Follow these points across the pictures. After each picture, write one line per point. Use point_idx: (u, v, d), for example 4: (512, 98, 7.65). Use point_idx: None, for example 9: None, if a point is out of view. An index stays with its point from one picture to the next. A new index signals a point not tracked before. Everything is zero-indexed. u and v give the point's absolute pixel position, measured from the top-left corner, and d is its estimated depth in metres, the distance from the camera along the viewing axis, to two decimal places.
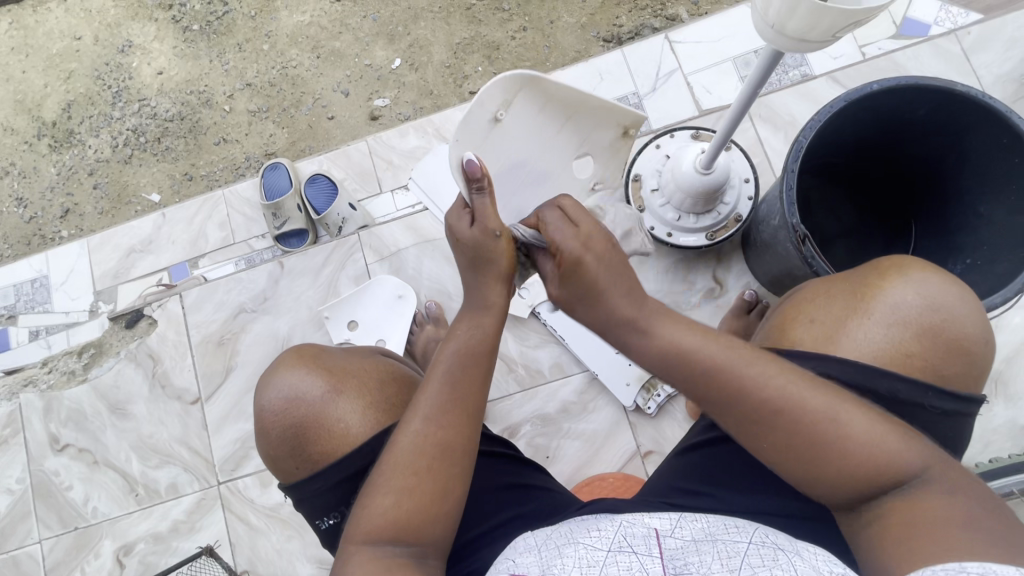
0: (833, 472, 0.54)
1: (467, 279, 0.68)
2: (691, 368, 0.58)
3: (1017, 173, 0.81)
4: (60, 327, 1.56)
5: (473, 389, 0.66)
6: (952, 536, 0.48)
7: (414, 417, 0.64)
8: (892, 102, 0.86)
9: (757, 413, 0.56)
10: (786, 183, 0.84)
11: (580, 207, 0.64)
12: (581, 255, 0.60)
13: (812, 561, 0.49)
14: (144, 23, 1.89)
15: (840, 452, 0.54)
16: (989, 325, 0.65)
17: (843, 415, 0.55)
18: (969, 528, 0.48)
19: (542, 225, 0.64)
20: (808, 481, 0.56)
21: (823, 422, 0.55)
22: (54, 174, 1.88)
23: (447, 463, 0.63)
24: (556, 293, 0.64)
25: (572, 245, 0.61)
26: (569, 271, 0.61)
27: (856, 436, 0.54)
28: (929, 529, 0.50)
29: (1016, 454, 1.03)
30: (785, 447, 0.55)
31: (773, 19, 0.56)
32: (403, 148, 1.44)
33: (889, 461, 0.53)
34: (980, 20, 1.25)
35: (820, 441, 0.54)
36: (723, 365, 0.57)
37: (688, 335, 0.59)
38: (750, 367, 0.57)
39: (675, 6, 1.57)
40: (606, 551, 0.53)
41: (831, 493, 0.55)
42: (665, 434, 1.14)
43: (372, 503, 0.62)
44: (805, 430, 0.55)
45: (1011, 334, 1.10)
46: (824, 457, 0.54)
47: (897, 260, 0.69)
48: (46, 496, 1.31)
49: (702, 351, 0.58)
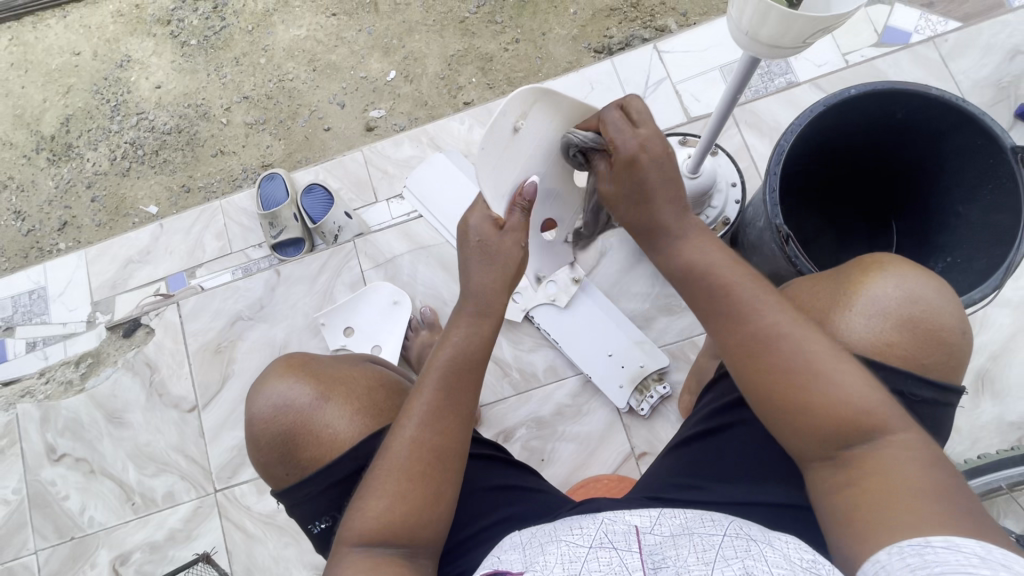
0: (808, 416, 0.55)
1: (468, 279, 0.67)
2: (710, 286, 0.61)
3: (992, 172, 0.83)
4: (57, 337, 1.56)
5: (468, 390, 0.67)
6: (921, 500, 0.50)
7: (408, 420, 0.65)
8: (870, 106, 0.89)
9: (755, 340, 0.58)
10: (769, 185, 0.87)
11: (646, 109, 0.63)
12: (636, 153, 0.61)
13: (784, 550, 0.50)
14: (143, 38, 1.92)
15: (825, 396, 0.55)
16: (966, 318, 0.67)
17: (833, 362, 0.56)
18: (931, 498, 0.50)
19: (604, 123, 0.64)
20: (783, 426, 0.57)
21: (810, 364, 0.56)
22: (52, 187, 1.90)
23: (440, 464, 0.64)
24: (607, 189, 0.65)
25: (629, 143, 0.61)
26: (622, 165, 0.62)
27: (841, 386, 0.55)
28: (897, 494, 0.51)
29: (1003, 450, 1.04)
30: (772, 388, 0.57)
31: (747, 27, 0.59)
32: (398, 157, 1.47)
33: (871, 418, 0.54)
34: (959, 28, 1.29)
35: (806, 382, 0.55)
36: (737, 289, 0.59)
37: (712, 254, 0.62)
38: (760, 298, 0.59)
39: (663, 17, 1.61)
40: (587, 547, 0.53)
41: (810, 438, 0.56)
42: (659, 435, 1.15)
43: (366, 504, 0.63)
44: (794, 371, 0.56)
45: (995, 332, 1.12)
46: (807, 399, 0.55)
47: (877, 256, 0.71)
48: (41, 506, 1.31)
49: (721, 269, 0.61)
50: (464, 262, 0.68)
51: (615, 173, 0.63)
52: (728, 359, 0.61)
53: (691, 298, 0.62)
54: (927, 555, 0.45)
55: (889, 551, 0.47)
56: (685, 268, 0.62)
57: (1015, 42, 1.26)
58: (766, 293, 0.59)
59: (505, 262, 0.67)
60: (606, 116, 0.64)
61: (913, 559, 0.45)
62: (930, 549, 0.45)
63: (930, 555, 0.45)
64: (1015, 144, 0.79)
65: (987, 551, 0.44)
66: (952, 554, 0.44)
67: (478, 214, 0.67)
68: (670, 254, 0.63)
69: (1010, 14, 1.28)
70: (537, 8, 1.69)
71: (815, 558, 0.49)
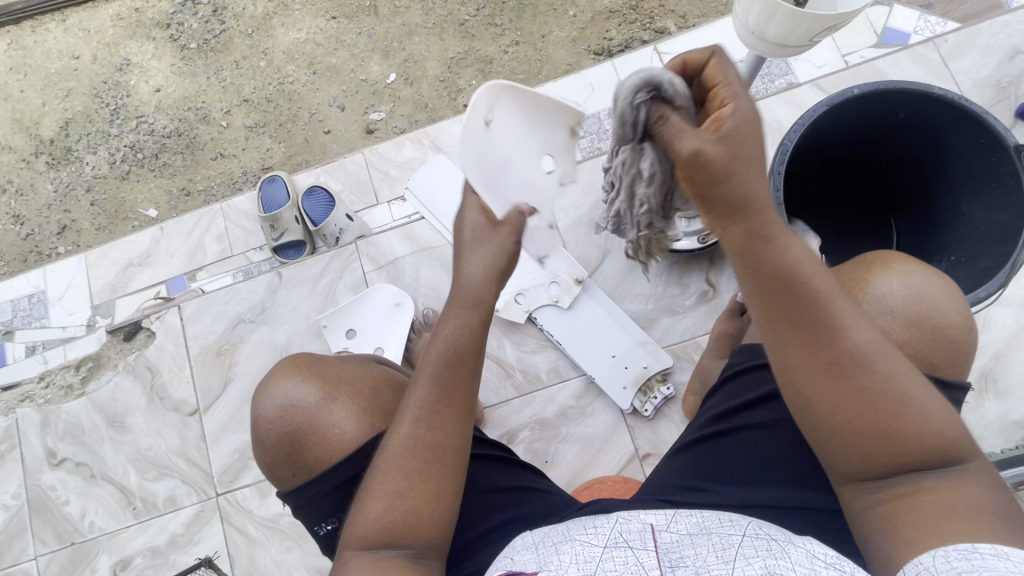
0: (887, 440, 0.52)
1: (462, 272, 0.65)
2: (806, 297, 0.52)
3: (995, 171, 0.84)
4: (56, 342, 1.55)
5: (461, 385, 0.65)
6: (970, 512, 0.50)
7: (403, 420, 0.64)
8: (873, 106, 0.89)
9: (853, 358, 0.52)
10: (773, 185, 0.86)
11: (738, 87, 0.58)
12: (749, 120, 0.53)
13: (806, 548, 0.50)
14: (142, 42, 1.92)
15: (916, 421, 0.51)
16: (971, 315, 0.67)
17: (920, 388, 0.52)
18: (978, 509, 0.50)
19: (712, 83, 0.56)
20: (857, 445, 0.53)
21: (904, 388, 0.52)
22: (51, 191, 1.89)
23: (438, 462, 0.63)
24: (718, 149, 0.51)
25: (742, 108, 0.53)
26: (735, 128, 0.52)
27: (929, 412, 0.52)
28: (953, 512, 0.50)
29: (1009, 449, 1.04)
30: (862, 408, 0.52)
31: (753, 25, 0.59)
32: (400, 160, 1.47)
33: (947, 441, 0.52)
34: (958, 29, 1.30)
35: (899, 407, 0.51)
36: (837, 301, 0.52)
37: (808, 262, 0.53)
38: (854, 311, 0.53)
39: (663, 19, 1.61)
40: (602, 546, 0.54)
41: (882, 463, 0.53)
42: (663, 436, 1.15)
43: (366, 508, 0.62)
44: (887, 392, 0.52)
45: (998, 331, 1.12)
46: (897, 425, 0.52)
47: (880, 254, 0.71)
48: (42, 511, 1.30)
49: (817, 278, 0.53)
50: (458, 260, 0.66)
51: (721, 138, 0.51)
52: (819, 378, 0.53)
53: (780, 308, 0.53)
54: (973, 559, 0.46)
55: (933, 554, 0.48)
56: (783, 266, 0.53)
57: (1014, 42, 1.27)
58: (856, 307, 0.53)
59: (498, 251, 0.65)
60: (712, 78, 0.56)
61: (960, 562, 0.46)
62: (978, 555, 0.46)
63: (976, 559, 0.46)
64: (1018, 143, 0.79)
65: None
66: (1001, 561, 0.45)
67: (472, 207, 0.66)
68: (766, 254, 0.52)
69: (1008, 15, 1.29)
70: (537, 11, 1.70)
71: (838, 555, 0.49)
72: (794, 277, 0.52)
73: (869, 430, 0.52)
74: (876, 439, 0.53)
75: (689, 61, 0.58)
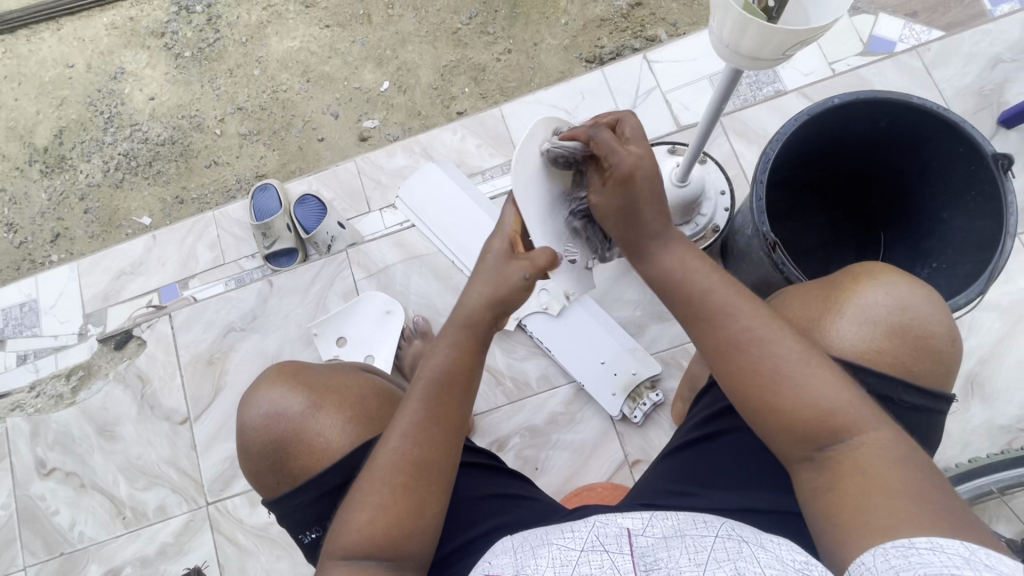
0: (787, 418, 0.56)
1: (467, 297, 0.67)
2: (687, 296, 0.62)
3: (973, 180, 0.85)
4: (48, 351, 1.55)
5: (454, 403, 0.66)
6: (900, 503, 0.50)
7: (394, 432, 0.65)
8: (855, 115, 0.90)
9: (730, 346, 0.59)
10: (755, 193, 0.87)
11: (638, 128, 0.63)
12: (632, 170, 0.61)
13: (776, 552, 0.51)
14: (136, 51, 1.93)
15: (798, 398, 0.56)
16: (954, 326, 0.68)
17: (802, 369, 0.56)
18: (921, 502, 0.50)
19: (594, 142, 0.63)
20: (769, 426, 0.58)
21: (781, 369, 0.57)
22: (45, 200, 1.90)
23: (425, 475, 0.64)
24: (600, 203, 0.65)
25: (625, 160, 0.61)
26: (618, 181, 0.62)
27: (814, 386, 0.56)
28: (882, 492, 0.51)
29: (995, 453, 1.05)
30: (751, 391, 0.58)
31: (728, 39, 0.60)
32: (392, 167, 1.48)
33: (842, 416, 0.55)
34: (941, 37, 1.32)
35: (776, 385, 0.57)
36: (714, 296, 0.60)
37: (692, 265, 0.62)
38: (737, 301, 0.60)
39: (653, 28, 1.63)
40: (579, 550, 0.53)
41: (786, 439, 0.57)
42: (652, 442, 1.15)
43: (354, 517, 0.62)
44: (766, 375, 0.57)
45: (983, 335, 1.13)
46: (781, 403, 0.56)
47: (867, 264, 0.72)
48: (32, 521, 1.29)
49: (699, 278, 0.61)
50: (469, 287, 0.67)
51: (609, 190, 0.63)
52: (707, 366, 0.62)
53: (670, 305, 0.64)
54: (910, 556, 0.45)
55: (874, 553, 0.47)
56: (665, 276, 0.63)
57: (997, 51, 1.29)
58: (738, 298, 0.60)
59: (503, 283, 0.65)
60: (597, 134, 0.63)
61: (899, 560, 0.45)
62: (915, 551, 0.45)
63: (913, 556, 0.45)
64: (996, 152, 0.80)
65: (971, 552, 0.43)
66: (936, 556, 0.44)
67: (497, 240, 0.68)
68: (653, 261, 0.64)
69: (991, 24, 1.31)
70: (529, 19, 1.71)
71: (808, 560, 0.50)
72: (673, 284, 0.63)
73: (759, 411, 0.58)
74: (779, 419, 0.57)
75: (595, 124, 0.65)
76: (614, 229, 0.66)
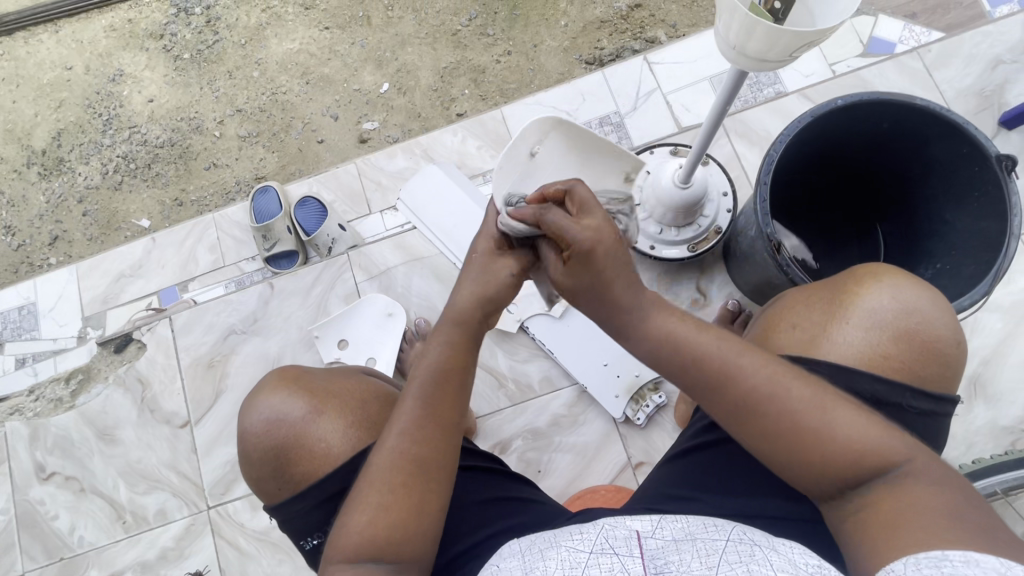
0: (817, 463, 0.55)
1: (460, 293, 0.68)
2: (685, 358, 0.59)
3: (977, 181, 0.85)
4: (47, 354, 1.54)
5: (448, 403, 0.65)
6: (935, 519, 0.49)
7: (390, 432, 0.64)
8: (858, 116, 0.90)
9: (741, 402, 0.57)
10: (759, 195, 0.87)
11: (589, 198, 0.63)
12: (590, 245, 0.60)
13: (788, 555, 0.50)
14: (135, 53, 1.92)
15: (827, 441, 0.54)
16: (960, 328, 0.68)
17: (823, 410, 0.55)
18: (953, 520, 0.49)
19: (544, 220, 0.63)
20: (799, 476, 0.56)
21: (801, 414, 0.55)
22: (43, 202, 1.89)
23: (424, 478, 0.63)
24: (561, 280, 0.64)
25: (581, 236, 0.60)
26: (577, 260, 0.61)
27: (837, 426, 0.55)
28: (917, 518, 0.50)
29: (998, 454, 1.05)
30: (765, 445, 0.57)
31: (734, 41, 0.60)
32: (392, 169, 1.47)
33: (870, 449, 0.54)
34: (941, 38, 1.32)
35: (801, 433, 0.55)
36: (710, 353, 0.58)
37: (680, 325, 0.60)
38: (735, 357, 0.58)
39: (653, 29, 1.63)
40: (588, 552, 0.53)
41: (816, 483, 0.56)
42: (655, 444, 1.15)
43: (349, 520, 0.62)
44: (786, 424, 0.55)
45: (986, 336, 1.13)
46: (808, 448, 0.55)
47: (871, 266, 0.72)
48: (31, 526, 1.28)
49: (691, 337, 0.59)
50: (456, 292, 0.68)
51: (574, 266, 0.62)
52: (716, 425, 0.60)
53: (666, 370, 0.61)
54: (943, 567, 0.44)
55: (904, 562, 0.47)
56: (660, 343, 0.60)
57: (996, 52, 1.29)
58: (738, 351, 0.58)
59: (494, 281, 0.68)
60: (550, 214, 0.62)
61: (929, 569, 0.45)
62: (948, 562, 0.45)
63: (946, 567, 0.44)
64: (999, 153, 0.80)
65: (1008, 567, 0.42)
66: (970, 568, 0.43)
67: (485, 239, 0.69)
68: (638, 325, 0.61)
69: (991, 25, 1.31)
70: (529, 21, 1.71)
71: (819, 563, 0.49)
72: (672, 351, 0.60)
73: (786, 459, 0.56)
74: (809, 468, 0.56)
75: (547, 193, 0.65)
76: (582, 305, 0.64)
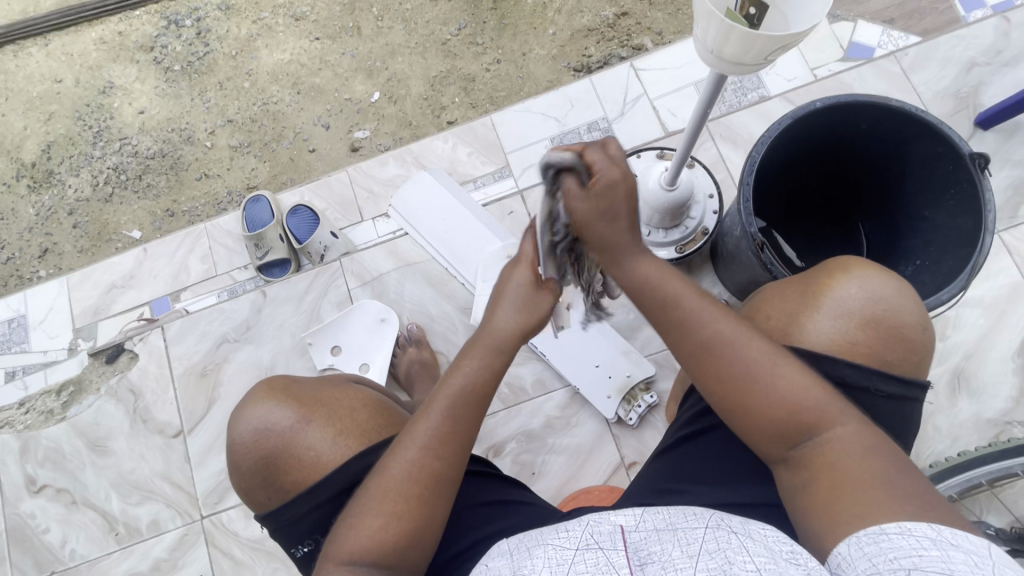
0: (761, 420, 0.58)
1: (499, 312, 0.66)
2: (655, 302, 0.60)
3: (952, 178, 0.87)
4: (37, 366, 1.53)
5: (472, 422, 0.65)
6: (873, 492, 0.52)
7: (410, 445, 0.64)
8: (837, 116, 0.92)
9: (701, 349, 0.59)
10: (742, 195, 0.89)
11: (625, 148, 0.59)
12: (619, 180, 0.56)
13: (765, 541, 0.51)
14: (126, 65, 1.93)
15: (768, 399, 0.57)
16: (926, 317, 0.70)
17: (776, 369, 0.58)
18: (884, 483, 0.52)
19: (588, 151, 0.58)
20: (730, 417, 0.60)
21: (756, 371, 0.58)
22: (33, 215, 1.88)
23: (434, 490, 0.64)
24: (579, 208, 0.58)
25: (615, 171, 0.56)
26: (604, 190, 0.56)
27: (780, 386, 0.58)
28: (859, 490, 0.53)
29: (982, 446, 1.07)
30: (721, 394, 0.59)
31: (712, 45, 0.61)
32: (383, 177, 1.48)
33: (812, 417, 0.57)
34: (919, 42, 1.35)
35: (750, 387, 0.58)
36: (683, 302, 0.60)
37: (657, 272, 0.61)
38: (699, 306, 0.60)
39: (639, 37, 1.66)
40: (574, 549, 0.53)
41: (761, 436, 0.59)
42: (647, 443, 1.16)
43: (361, 523, 0.63)
44: (738, 374, 0.58)
45: (968, 331, 1.16)
46: (754, 404, 0.58)
47: (842, 259, 0.73)
48: (21, 540, 1.28)
49: (660, 282, 0.60)
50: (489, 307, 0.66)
51: (593, 197, 0.57)
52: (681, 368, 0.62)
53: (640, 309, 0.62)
54: (880, 541, 0.48)
55: (849, 542, 0.50)
56: (631, 286, 0.61)
57: (970, 55, 1.33)
58: (708, 305, 0.60)
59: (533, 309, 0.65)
60: (593, 150, 0.58)
61: (870, 547, 0.48)
62: (885, 536, 0.48)
63: (883, 541, 0.48)
64: (972, 151, 0.82)
65: (936, 533, 0.47)
66: (904, 539, 0.47)
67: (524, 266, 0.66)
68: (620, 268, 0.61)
69: (965, 29, 1.35)
70: (517, 29, 1.74)
71: (794, 549, 0.51)
72: (640, 292, 0.61)
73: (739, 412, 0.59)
74: (755, 422, 0.58)
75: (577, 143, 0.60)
76: (593, 237, 0.59)
